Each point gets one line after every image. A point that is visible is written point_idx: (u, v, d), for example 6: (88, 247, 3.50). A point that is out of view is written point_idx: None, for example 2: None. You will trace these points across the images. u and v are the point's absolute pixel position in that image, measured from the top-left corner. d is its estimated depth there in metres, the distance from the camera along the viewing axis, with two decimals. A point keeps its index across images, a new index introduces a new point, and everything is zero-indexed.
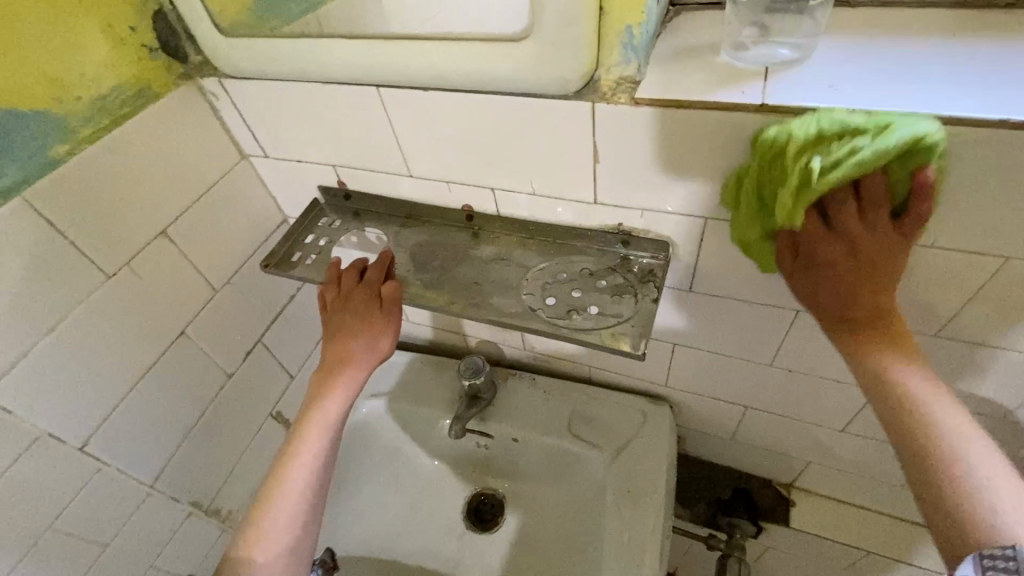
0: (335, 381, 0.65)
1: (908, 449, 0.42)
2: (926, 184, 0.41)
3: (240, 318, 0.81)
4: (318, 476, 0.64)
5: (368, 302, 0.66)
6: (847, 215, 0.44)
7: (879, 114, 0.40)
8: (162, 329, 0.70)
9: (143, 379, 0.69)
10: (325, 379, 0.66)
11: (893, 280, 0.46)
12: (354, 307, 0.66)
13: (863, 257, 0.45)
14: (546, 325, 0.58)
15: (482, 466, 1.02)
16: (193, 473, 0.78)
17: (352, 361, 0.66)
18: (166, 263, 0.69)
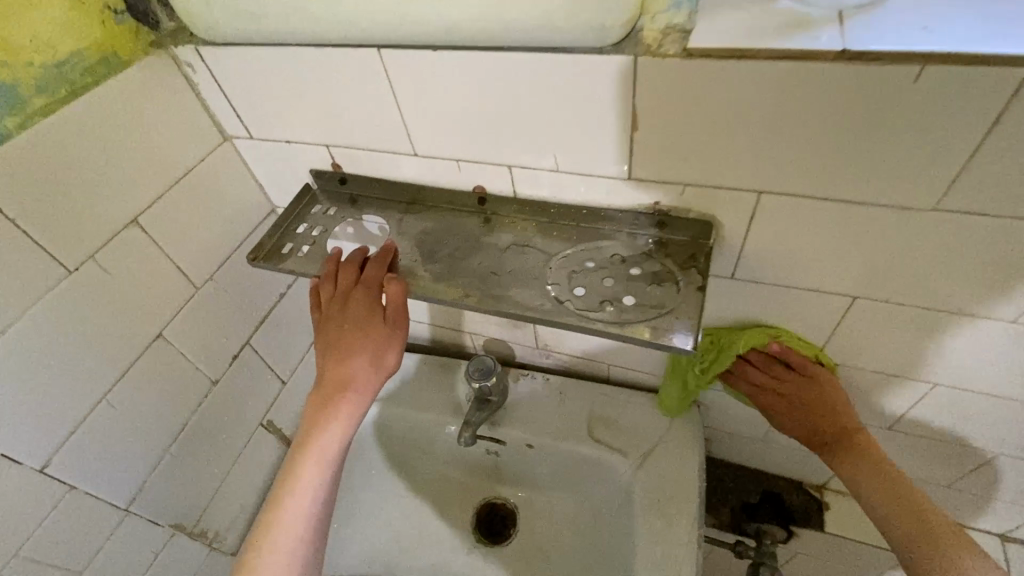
0: (335, 405, 0.58)
1: (892, 532, 0.54)
2: (779, 348, 0.62)
3: (225, 319, 0.73)
4: (318, 514, 0.59)
5: (369, 310, 0.59)
6: (748, 375, 0.66)
7: (711, 332, 0.66)
8: (135, 331, 0.62)
9: (115, 389, 0.61)
10: (323, 402, 0.59)
11: (834, 406, 0.61)
12: (356, 309, 0.59)
13: (789, 397, 0.64)
14: (576, 319, 0.51)
15: (493, 474, 0.95)
16: (175, 492, 0.70)
17: (353, 380, 0.58)
18: (139, 256, 0.61)
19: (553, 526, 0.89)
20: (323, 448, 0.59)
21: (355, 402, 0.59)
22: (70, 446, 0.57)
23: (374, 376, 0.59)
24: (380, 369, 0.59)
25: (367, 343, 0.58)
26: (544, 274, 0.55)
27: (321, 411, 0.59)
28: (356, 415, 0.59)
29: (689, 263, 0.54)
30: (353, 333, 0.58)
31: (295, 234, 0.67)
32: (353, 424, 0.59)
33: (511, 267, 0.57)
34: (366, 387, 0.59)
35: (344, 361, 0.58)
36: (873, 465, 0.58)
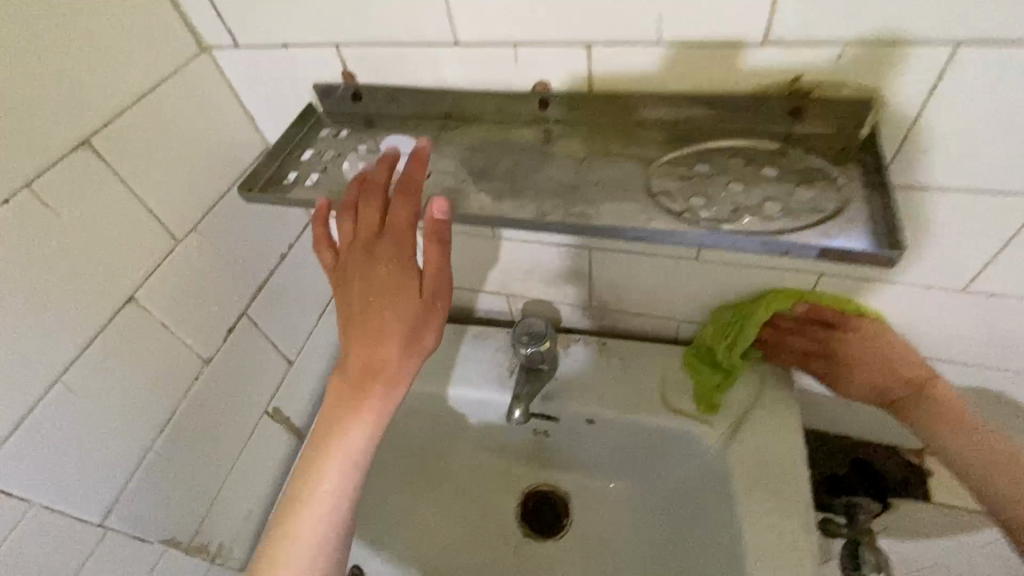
0: (362, 395, 0.45)
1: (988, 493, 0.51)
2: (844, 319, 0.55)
3: (215, 281, 0.58)
4: (342, 530, 0.47)
5: (401, 268, 0.45)
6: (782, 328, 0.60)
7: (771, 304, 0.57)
8: (96, 294, 0.46)
9: (72, 371, 0.45)
10: (348, 393, 0.46)
11: (897, 356, 0.55)
12: (384, 267, 0.44)
13: (857, 356, 0.56)
14: (708, 230, 0.37)
15: (540, 458, 0.81)
16: (166, 498, 0.55)
17: (383, 363, 0.45)
18: (95, 192, 0.46)
19: (617, 512, 0.77)
20: (353, 443, 0.46)
21: (390, 386, 0.45)
22: (11, 451, 0.42)
23: (413, 351, 0.45)
24: (420, 343, 0.45)
25: (401, 311, 0.44)
26: (646, 184, 0.41)
27: (348, 398, 0.46)
28: (393, 403, 0.46)
29: (837, 159, 0.41)
30: (382, 298, 0.44)
31: (298, 162, 0.51)
32: (388, 414, 0.46)
33: (596, 178, 0.43)
34: (404, 367, 0.45)
35: (375, 334, 0.45)
36: (949, 412, 0.53)
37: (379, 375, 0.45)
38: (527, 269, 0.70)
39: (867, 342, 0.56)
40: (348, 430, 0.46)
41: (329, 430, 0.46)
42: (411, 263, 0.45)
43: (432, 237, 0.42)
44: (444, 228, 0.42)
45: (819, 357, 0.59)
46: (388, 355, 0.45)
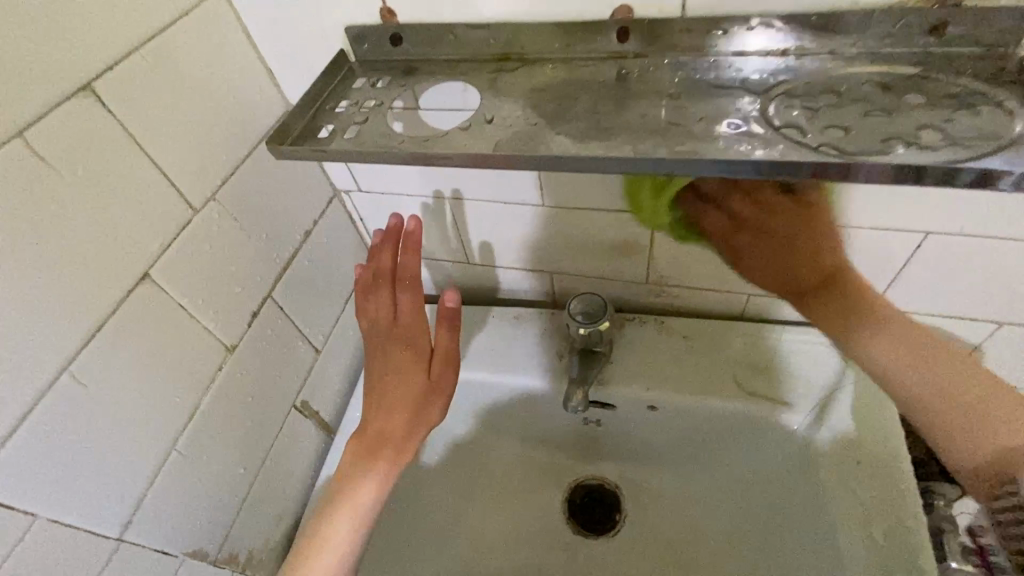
0: (374, 457, 0.53)
1: (913, 411, 0.44)
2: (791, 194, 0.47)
3: (236, 258, 0.51)
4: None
5: (415, 354, 0.55)
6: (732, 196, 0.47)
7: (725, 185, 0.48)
8: (106, 268, 0.39)
9: (80, 360, 0.38)
10: (360, 454, 0.53)
11: (806, 240, 0.47)
12: (400, 348, 0.55)
13: (750, 224, 0.48)
14: (865, 162, 0.30)
15: (588, 448, 0.75)
16: (191, 505, 0.49)
17: (394, 430, 0.53)
18: (101, 149, 0.38)
19: (679, 504, 0.70)
20: (363, 495, 0.52)
21: (399, 451, 0.53)
22: (14, 456, 0.35)
23: (420, 422, 0.54)
24: (425, 417, 0.54)
25: (412, 385, 0.54)
26: (763, 118, 0.35)
27: (361, 457, 0.53)
28: (400, 467, 0.53)
29: (999, 79, 0.34)
30: (397, 374, 0.54)
31: (334, 113, 0.44)
32: (395, 477, 0.54)
33: (699, 114, 0.36)
34: (411, 435, 0.54)
35: (388, 405, 0.54)
36: (900, 331, 0.45)
37: (390, 440, 0.53)
38: (577, 241, 0.63)
39: (811, 220, 0.47)
40: (360, 488, 0.52)
41: (344, 487, 0.52)
42: (422, 351, 0.55)
43: (444, 325, 0.55)
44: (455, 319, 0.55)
45: (750, 231, 0.48)
46: (398, 423, 0.54)
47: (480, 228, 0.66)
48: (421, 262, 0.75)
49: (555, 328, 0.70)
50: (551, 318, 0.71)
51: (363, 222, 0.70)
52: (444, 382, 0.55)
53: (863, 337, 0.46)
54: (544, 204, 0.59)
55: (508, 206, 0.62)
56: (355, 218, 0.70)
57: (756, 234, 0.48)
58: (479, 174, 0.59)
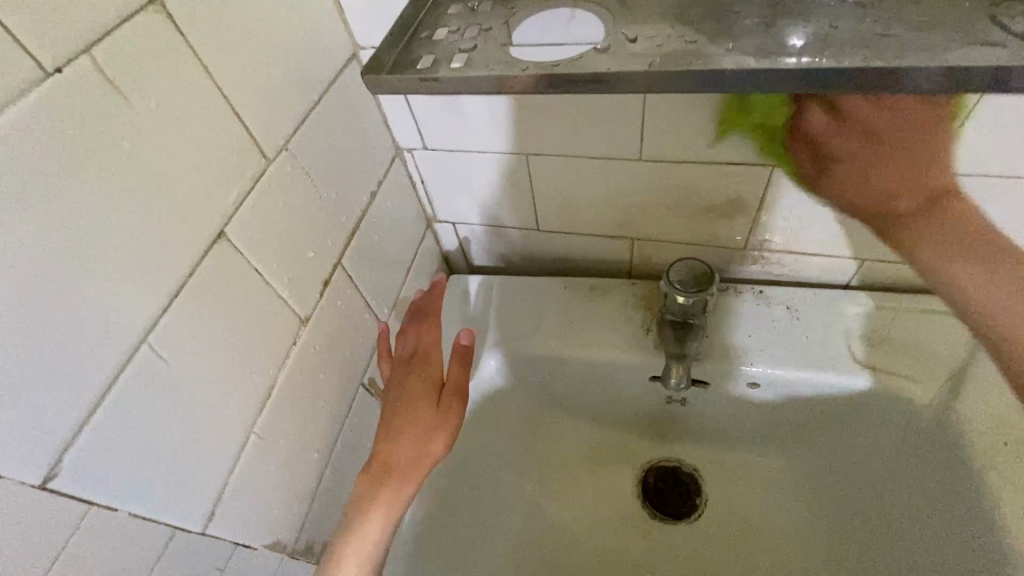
0: (379, 486, 0.48)
1: (962, 308, 0.44)
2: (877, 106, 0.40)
3: (307, 217, 0.45)
4: None
5: (424, 383, 0.53)
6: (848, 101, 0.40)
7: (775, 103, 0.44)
8: (185, 222, 0.34)
9: (158, 330, 0.33)
10: (365, 483, 0.49)
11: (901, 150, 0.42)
12: (411, 378, 0.53)
13: (885, 138, 0.41)
14: None
15: (664, 429, 0.69)
16: (269, 492, 0.44)
17: (397, 461, 0.49)
18: (175, 78, 0.32)
19: (765, 486, 0.67)
20: (368, 526, 0.47)
21: (404, 483, 0.48)
22: (95, 438, 0.30)
23: (424, 456, 0.49)
24: (429, 449, 0.49)
25: (418, 415, 0.51)
26: (991, 27, 0.29)
27: (368, 487, 0.48)
28: (402, 503, 0.48)
29: None
30: (405, 402, 0.51)
31: (432, 41, 0.38)
32: (400, 512, 0.48)
33: (902, 28, 0.30)
34: (415, 468, 0.49)
35: (393, 434, 0.50)
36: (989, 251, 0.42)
37: (396, 471, 0.49)
38: (672, 200, 0.57)
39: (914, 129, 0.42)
40: (365, 520, 0.47)
41: (349, 520, 0.47)
42: (434, 382, 0.53)
43: (456, 359, 0.53)
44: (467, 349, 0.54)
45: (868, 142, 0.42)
46: (405, 454, 0.49)
47: (558, 188, 0.60)
48: (485, 230, 0.69)
49: (637, 299, 0.65)
50: (630, 288, 0.65)
51: (423, 185, 0.64)
52: (452, 415, 0.51)
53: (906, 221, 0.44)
54: (642, 158, 0.54)
55: (595, 160, 0.55)
56: (416, 180, 0.64)
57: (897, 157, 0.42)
58: (568, 124, 0.53)
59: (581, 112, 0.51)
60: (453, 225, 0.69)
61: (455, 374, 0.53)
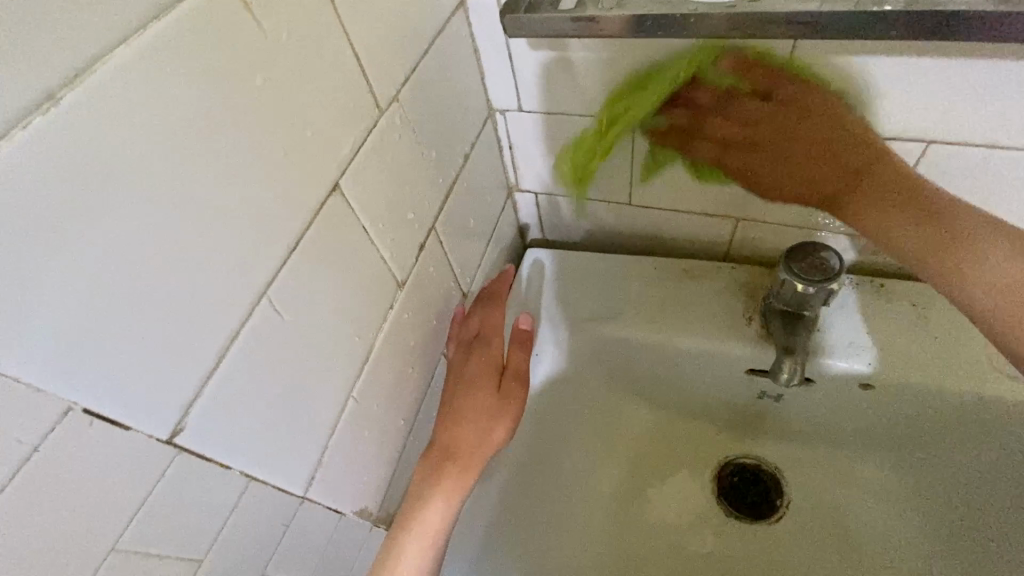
0: (442, 470, 0.46)
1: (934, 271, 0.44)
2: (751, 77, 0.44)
3: (409, 176, 0.43)
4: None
5: (488, 368, 0.51)
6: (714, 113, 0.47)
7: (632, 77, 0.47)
8: (306, 172, 0.31)
9: (277, 284, 0.31)
10: (427, 466, 0.47)
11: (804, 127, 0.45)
12: (474, 362, 0.51)
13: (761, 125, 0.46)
14: None
15: (749, 423, 0.65)
16: (360, 458, 0.42)
17: (462, 445, 0.48)
18: (308, 10, 0.29)
19: (860, 493, 0.62)
20: (432, 510, 0.45)
21: (467, 469, 0.47)
22: (218, 393, 0.29)
23: (488, 441, 0.48)
24: (495, 432, 0.49)
25: (482, 400, 0.50)
26: None
27: (427, 476, 0.46)
28: (467, 487, 0.47)
29: None
30: (467, 387, 0.50)
31: None
32: (464, 497, 0.47)
33: None
34: (479, 453, 0.48)
35: (457, 418, 0.49)
36: (894, 194, 0.44)
37: (458, 456, 0.47)
38: None
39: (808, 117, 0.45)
40: (428, 505, 0.45)
41: (407, 509, 0.45)
42: (497, 366, 0.52)
43: (518, 344, 0.54)
44: (527, 334, 0.54)
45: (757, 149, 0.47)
46: (468, 439, 0.48)
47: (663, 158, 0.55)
48: (572, 201, 0.64)
49: (734, 285, 0.60)
50: (729, 272, 0.61)
51: (511, 149, 0.60)
52: (514, 401, 0.51)
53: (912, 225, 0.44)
54: None
55: None
56: (504, 144, 0.60)
57: (732, 141, 0.48)
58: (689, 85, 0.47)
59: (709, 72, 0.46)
60: (535, 195, 0.65)
61: (516, 358, 0.53)
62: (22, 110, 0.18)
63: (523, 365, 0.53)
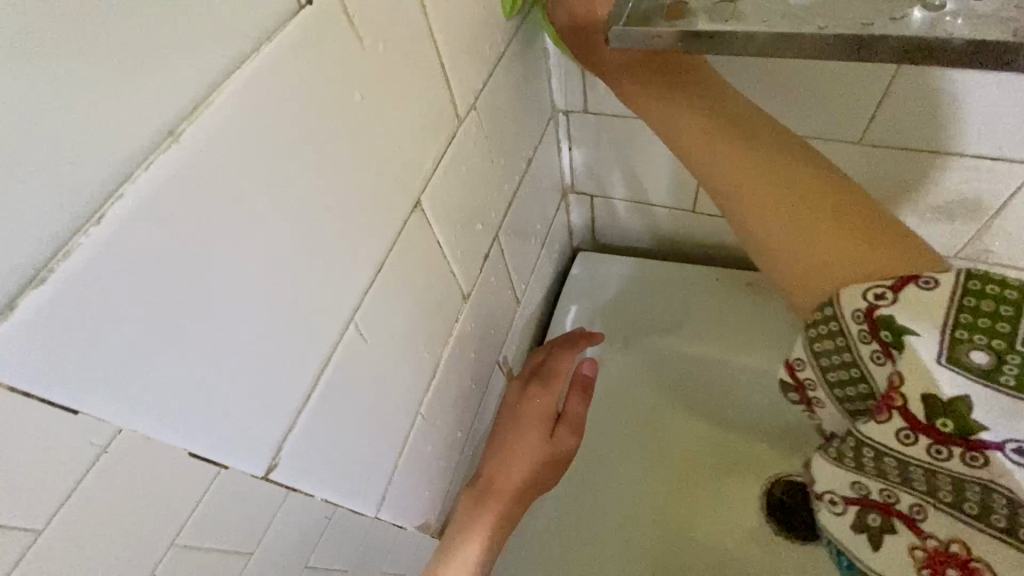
0: (482, 512, 0.45)
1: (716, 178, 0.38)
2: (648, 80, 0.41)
3: (479, 186, 0.41)
4: None
5: (542, 412, 0.50)
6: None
7: None
8: (387, 193, 0.30)
9: (360, 309, 0.30)
10: (467, 505, 0.46)
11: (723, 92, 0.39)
12: (528, 403, 0.50)
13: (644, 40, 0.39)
14: None
15: (807, 441, 0.63)
16: (418, 472, 0.42)
17: (504, 488, 0.47)
18: (401, 23, 0.27)
19: None
20: (466, 552, 0.44)
21: (505, 512, 0.46)
22: (305, 425, 0.29)
23: (528, 485, 0.48)
24: (539, 477, 0.49)
25: (529, 442, 0.49)
26: None
27: (467, 513, 0.45)
28: (503, 533, 0.46)
29: None
30: (518, 428, 0.49)
31: None
32: (497, 543, 0.45)
33: None
34: (520, 496, 0.47)
35: (503, 457, 0.48)
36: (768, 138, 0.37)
37: (499, 498, 0.46)
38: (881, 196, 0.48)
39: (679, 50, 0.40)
40: (462, 544, 0.44)
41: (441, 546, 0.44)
42: (551, 412, 0.51)
43: (578, 391, 0.52)
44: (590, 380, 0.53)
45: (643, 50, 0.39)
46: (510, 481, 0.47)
47: None
48: (632, 207, 0.62)
49: None
50: None
51: (571, 152, 0.57)
52: (564, 450, 0.50)
53: (892, 255, 0.32)
54: (863, 143, 0.45)
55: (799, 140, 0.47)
56: (564, 147, 0.57)
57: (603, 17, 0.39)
58: (778, 97, 0.44)
59: (801, 85, 0.43)
60: (592, 198, 0.62)
61: (573, 406, 0.52)
62: (145, 149, 0.18)
63: (578, 415, 0.52)
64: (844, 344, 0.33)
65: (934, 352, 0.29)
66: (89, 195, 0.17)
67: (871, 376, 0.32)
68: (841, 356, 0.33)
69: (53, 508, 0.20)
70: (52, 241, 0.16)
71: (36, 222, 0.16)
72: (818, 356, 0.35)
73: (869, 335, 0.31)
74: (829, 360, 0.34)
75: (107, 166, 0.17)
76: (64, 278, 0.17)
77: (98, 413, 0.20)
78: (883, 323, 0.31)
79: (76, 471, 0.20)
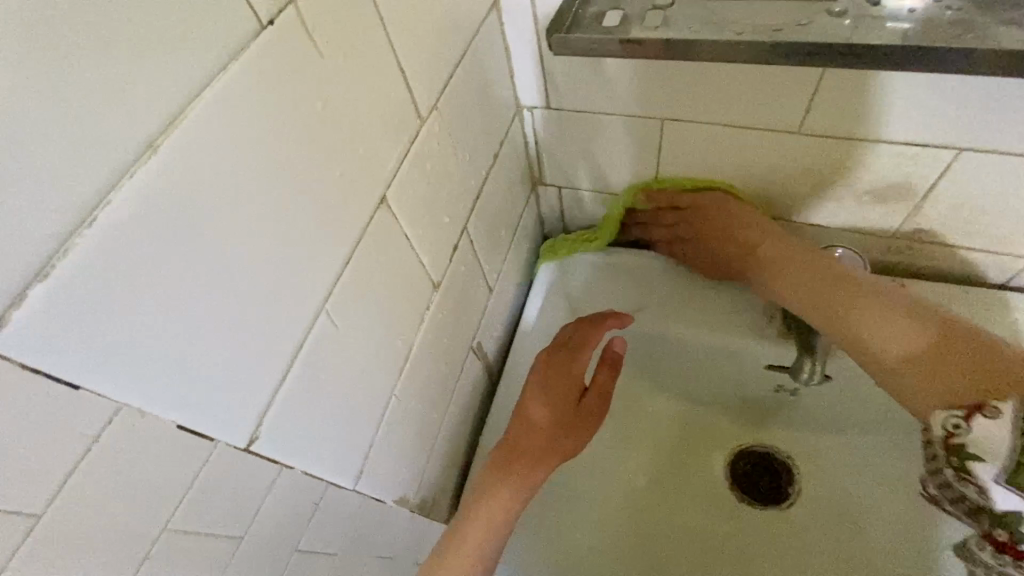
0: (513, 471, 0.49)
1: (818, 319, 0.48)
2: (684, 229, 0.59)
3: (444, 181, 0.44)
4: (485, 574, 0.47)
5: (568, 382, 0.53)
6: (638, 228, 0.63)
7: None
8: (351, 189, 0.32)
9: (332, 297, 0.33)
10: (499, 464, 0.50)
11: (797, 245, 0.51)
12: (557, 374, 0.53)
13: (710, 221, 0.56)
14: None
15: (764, 412, 0.67)
16: (396, 449, 0.45)
17: (534, 451, 0.50)
18: (359, 34, 0.30)
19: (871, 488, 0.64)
20: (497, 503, 0.48)
21: (531, 472, 0.49)
22: (285, 402, 0.32)
23: (554, 450, 0.51)
24: (566, 443, 0.52)
25: (555, 408, 0.52)
26: None
27: (495, 471, 0.49)
28: (530, 492, 0.49)
29: None
30: (545, 395, 0.52)
31: None
32: (523, 500, 0.49)
33: None
34: (547, 459, 0.50)
35: (532, 424, 0.51)
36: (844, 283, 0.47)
37: (524, 458, 0.50)
38: (821, 181, 0.52)
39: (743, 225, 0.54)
40: (492, 496, 0.48)
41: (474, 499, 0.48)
42: (577, 381, 0.54)
43: (606, 365, 0.54)
44: (618, 357, 0.54)
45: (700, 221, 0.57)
46: (536, 443, 0.51)
47: (693, 151, 0.54)
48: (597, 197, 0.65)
49: None
50: None
51: (536, 147, 0.60)
52: (591, 419, 0.53)
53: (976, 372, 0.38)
54: (802, 132, 0.48)
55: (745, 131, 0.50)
56: (529, 141, 0.60)
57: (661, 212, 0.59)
58: (722, 91, 0.47)
59: (741, 82, 0.46)
60: (559, 190, 0.65)
61: (601, 378, 0.54)
62: (127, 161, 0.20)
63: (605, 387, 0.54)
64: (933, 467, 0.39)
65: (995, 475, 0.36)
66: (81, 204, 0.19)
67: (965, 491, 0.38)
68: (939, 478, 0.39)
69: (47, 497, 0.22)
70: (49, 245, 0.19)
71: (37, 225, 0.18)
72: (926, 474, 0.40)
73: (949, 460, 0.38)
74: (932, 479, 0.40)
75: (95, 177, 0.20)
76: (62, 277, 0.19)
77: (95, 397, 0.22)
78: (958, 452, 0.37)
79: (64, 468, 0.22)
